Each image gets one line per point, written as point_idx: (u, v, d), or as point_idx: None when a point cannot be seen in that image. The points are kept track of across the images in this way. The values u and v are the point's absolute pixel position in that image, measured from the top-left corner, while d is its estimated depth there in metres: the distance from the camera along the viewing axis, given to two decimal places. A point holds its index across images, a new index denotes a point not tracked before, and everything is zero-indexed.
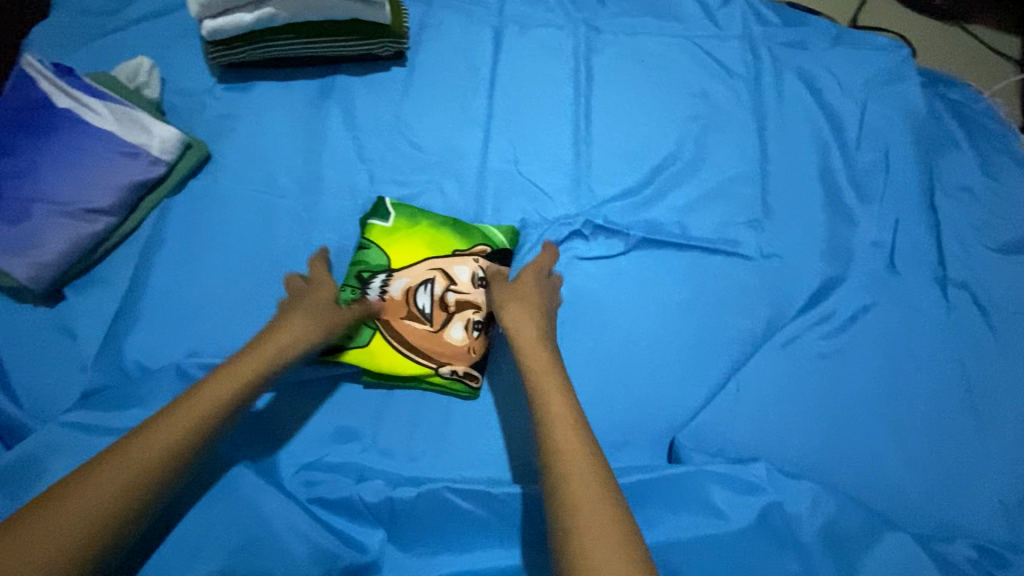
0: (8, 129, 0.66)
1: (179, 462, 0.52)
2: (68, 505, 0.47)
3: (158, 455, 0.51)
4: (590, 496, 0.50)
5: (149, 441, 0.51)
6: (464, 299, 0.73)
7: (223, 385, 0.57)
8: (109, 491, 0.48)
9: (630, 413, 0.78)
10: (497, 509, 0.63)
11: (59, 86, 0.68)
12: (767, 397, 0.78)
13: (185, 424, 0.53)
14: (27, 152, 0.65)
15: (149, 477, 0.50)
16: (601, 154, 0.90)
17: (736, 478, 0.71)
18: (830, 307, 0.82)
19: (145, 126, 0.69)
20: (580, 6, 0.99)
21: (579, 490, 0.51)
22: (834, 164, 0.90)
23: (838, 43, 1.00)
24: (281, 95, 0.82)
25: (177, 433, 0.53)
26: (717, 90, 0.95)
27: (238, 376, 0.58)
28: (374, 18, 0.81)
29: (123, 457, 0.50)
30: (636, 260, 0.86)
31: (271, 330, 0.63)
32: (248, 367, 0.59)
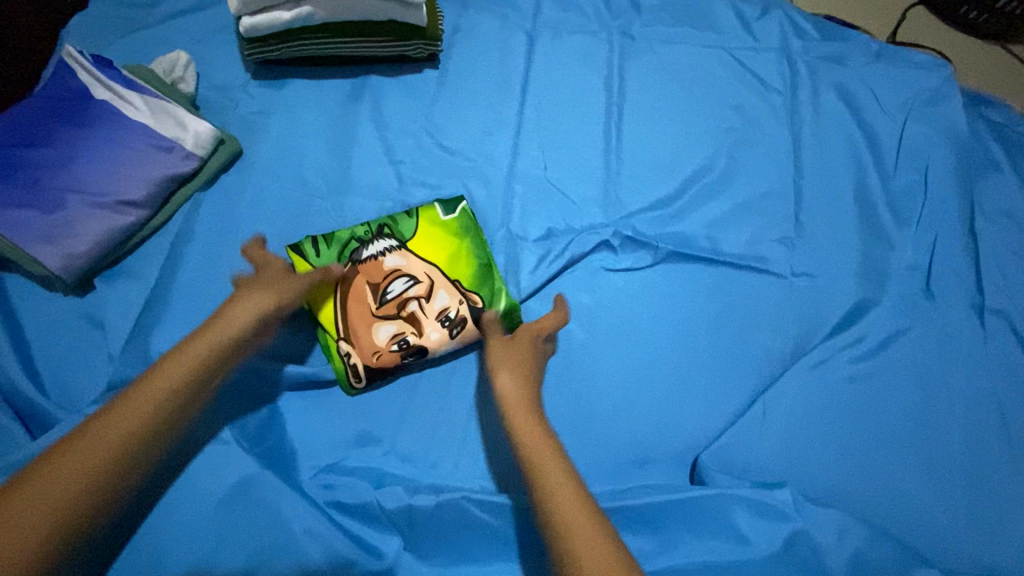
0: (56, 122, 0.70)
1: (149, 440, 0.49)
2: (29, 493, 0.42)
3: (122, 438, 0.47)
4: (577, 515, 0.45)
5: (109, 426, 0.47)
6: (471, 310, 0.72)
7: (188, 360, 0.53)
8: (71, 478, 0.44)
9: (653, 433, 0.73)
10: (510, 519, 0.62)
11: (102, 83, 0.73)
12: (795, 421, 0.74)
13: (148, 407, 0.49)
14: (71, 145, 0.69)
15: (117, 460, 0.46)
16: (634, 161, 0.86)
17: (763, 503, 0.66)
18: (861, 331, 0.80)
19: (181, 122, 0.72)
20: (615, 12, 0.96)
21: (563, 503, 0.46)
22: (871, 184, 0.88)
23: (879, 60, 0.97)
24: (312, 92, 0.82)
25: (138, 414, 0.48)
26: (753, 102, 0.92)
27: (200, 349, 0.54)
28: (409, 19, 0.79)
29: (89, 441, 0.46)
30: (666, 274, 0.81)
31: (226, 307, 0.59)
32: (212, 341, 0.55)
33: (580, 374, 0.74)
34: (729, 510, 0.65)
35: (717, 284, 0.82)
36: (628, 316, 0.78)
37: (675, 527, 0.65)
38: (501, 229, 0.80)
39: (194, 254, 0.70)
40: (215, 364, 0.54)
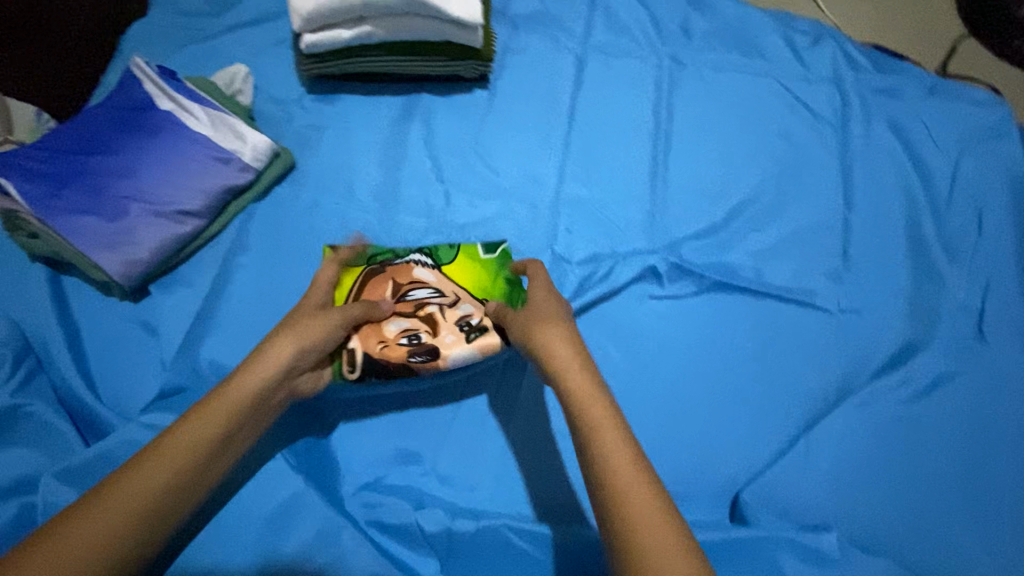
0: (119, 130, 0.72)
1: (193, 483, 0.48)
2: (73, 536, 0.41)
3: (162, 496, 0.46)
4: (639, 492, 0.41)
5: (146, 479, 0.46)
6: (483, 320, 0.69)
7: (230, 401, 0.52)
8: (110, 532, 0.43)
9: (693, 467, 0.72)
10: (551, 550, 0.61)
11: (164, 92, 0.75)
12: (841, 463, 0.72)
13: (178, 461, 0.48)
14: (134, 153, 0.71)
15: (153, 512, 0.46)
16: (679, 188, 0.86)
17: (808, 548, 0.64)
18: (910, 372, 0.78)
19: (239, 134, 0.74)
20: (665, 37, 0.96)
21: (617, 463, 0.42)
22: (922, 220, 0.86)
23: (934, 94, 0.95)
24: (365, 107, 0.84)
25: (177, 471, 0.48)
26: (803, 132, 0.91)
27: (245, 390, 0.53)
28: (464, 41, 0.79)
29: (123, 488, 0.45)
30: (710, 304, 0.80)
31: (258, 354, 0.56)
32: (251, 386, 0.54)
33: (621, 402, 0.74)
34: (772, 553, 0.64)
35: (763, 316, 0.80)
36: (672, 346, 0.77)
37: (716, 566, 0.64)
38: (545, 251, 0.80)
39: (248, 265, 0.71)
40: (256, 405, 0.54)
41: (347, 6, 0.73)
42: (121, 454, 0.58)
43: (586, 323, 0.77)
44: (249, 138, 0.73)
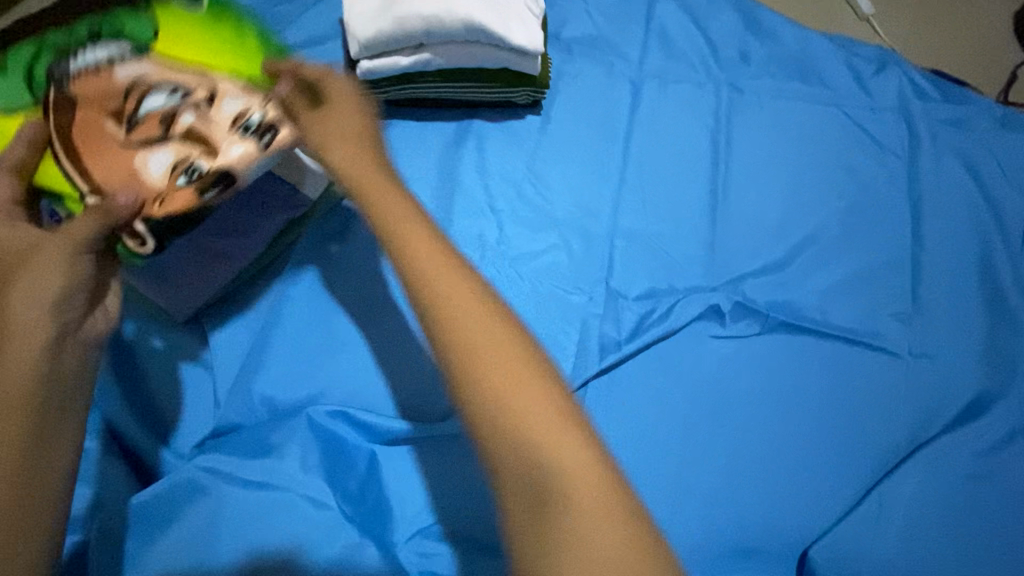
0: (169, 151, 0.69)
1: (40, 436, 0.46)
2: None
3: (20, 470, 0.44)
4: (528, 409, 0.40)
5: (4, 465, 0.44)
6: (199, 138, 0.65)
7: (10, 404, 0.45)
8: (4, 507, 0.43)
9: (757, 520, 0.68)
10: None
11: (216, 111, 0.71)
12: (915, 523, 0.68)
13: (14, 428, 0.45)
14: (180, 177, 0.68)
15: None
16: (738, 221, 0.83)
17: None
18: (988, 424, 0.73)
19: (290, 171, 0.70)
20: (723, 63, 0.93)
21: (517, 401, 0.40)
22: (996, 260, 0.82)
23: (1006, 126, 0.91)
24: (417, 133, 0.82)
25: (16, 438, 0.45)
26: (867, 164, 0.87)
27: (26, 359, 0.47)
28: (521, 68, 0.77)
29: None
30: (773, 346, 0.76)
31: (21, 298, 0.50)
32: (20, 371, 0.46)
33: (680, 450, 0.70)
34: None
35: (827, 360, 0.76)
36: (733, 390, 0.74)
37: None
38: (601, 285, 0.77)
39: (300, 300, 0.70)
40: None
41: (409, 31, 0.72)
42: (185, 499, 0.58)
43: (643, 364, 0.74)
44: (223, 150, 0.64)
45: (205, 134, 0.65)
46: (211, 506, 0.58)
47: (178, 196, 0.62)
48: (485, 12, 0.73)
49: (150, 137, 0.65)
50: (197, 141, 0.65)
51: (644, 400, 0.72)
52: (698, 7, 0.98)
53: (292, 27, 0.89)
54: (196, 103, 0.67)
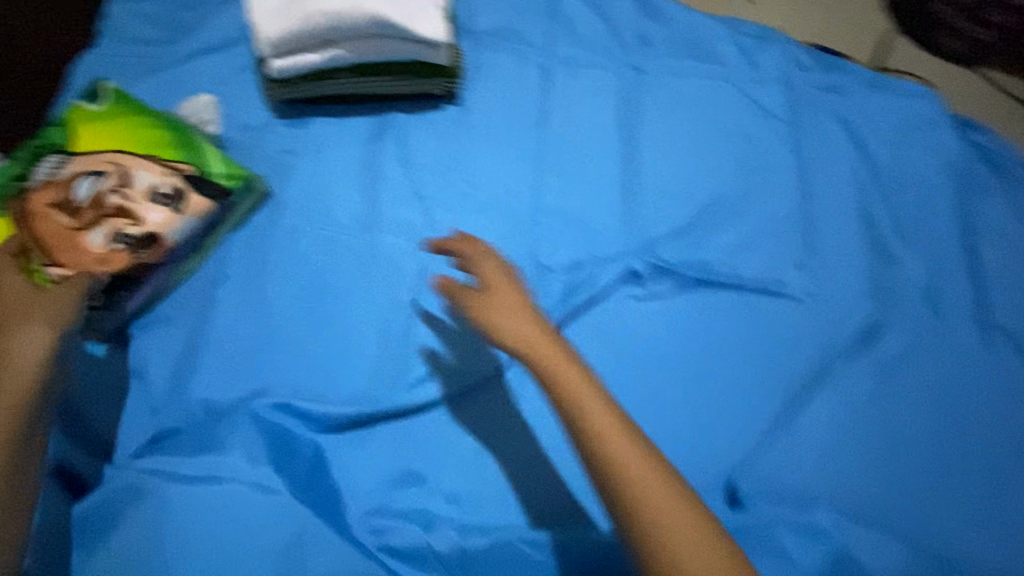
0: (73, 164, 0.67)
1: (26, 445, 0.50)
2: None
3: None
4: (669, 500, 0.59)
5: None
6: (125, 205, 0.65)
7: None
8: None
9: (688, 460, 0.73)
10: (567, 558, 0.62)
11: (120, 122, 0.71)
12: (827, 444, 0.74)
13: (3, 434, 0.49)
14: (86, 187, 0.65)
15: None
16: (651, 190, 0.89)
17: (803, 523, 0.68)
18: (879, 350, 0.83)
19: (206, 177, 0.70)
20: (624, 46, 1.00)
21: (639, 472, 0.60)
22: (873, 207, 0.93)
23: (875, 87, 1.02)
24: (336, 129, 0.83)
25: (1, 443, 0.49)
26: (758, 132, 0.96)
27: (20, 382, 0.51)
28: (430, 59, 0.80)
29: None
30: (689, 302, 0.83)
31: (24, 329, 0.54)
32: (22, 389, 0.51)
33: (614, 404, 0.73)
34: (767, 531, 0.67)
35: (740, 309, 0.83)
36: (657, 346, 0.80)
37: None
38: (529, 260, 0.81)
39: (230, 299, 0.69)
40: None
41: (317, 27, 0.74)
42: (126, 507, 0.57)
43: (575, 329, 0.78)
44: (145, 217, 0.65)
45: (135, 206, 0.66)
46: (151, 509, 0.57)
47: (92, 259, 0.63)
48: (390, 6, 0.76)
49: (66, 221, 0.64)
50: (129, 213, 0.65)
51: (578, 363, 0.75)
52: None
53: (198, 33, 0.88)
54: (107, 169, 0.66)
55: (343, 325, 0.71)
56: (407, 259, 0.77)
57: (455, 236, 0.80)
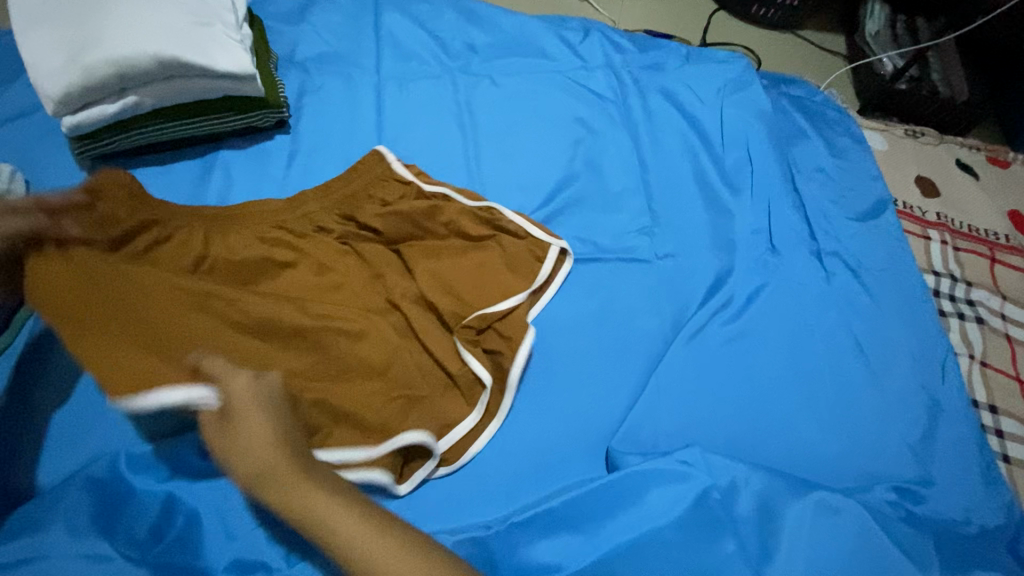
0: None
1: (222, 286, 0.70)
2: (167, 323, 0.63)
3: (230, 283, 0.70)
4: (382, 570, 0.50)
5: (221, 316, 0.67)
6: None
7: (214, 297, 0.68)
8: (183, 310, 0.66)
9: (564, 433, 0.73)
10: None
11: None
12: (689, 389, 0.79)
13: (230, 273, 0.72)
14: None
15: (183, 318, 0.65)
16: (497, 173, 0.93)
17: (678, 476, 0.66)
18: (729, 294, 0.88)
19: None
20: (454, 55, 1.03)
21: None
22: (705, 166, 0.99)
23: (690, 61, 1.11)
24: (160, 178, 0.81)
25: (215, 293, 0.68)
26: (592, 116, 1.01)
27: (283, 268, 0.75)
28: (246, 92, 0.79)
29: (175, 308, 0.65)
30: (579, 274, 0.86)
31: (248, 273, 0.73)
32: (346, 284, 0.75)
33: (545, 325, 0.81)
34: (645, 493, 0.65)
35: (594, 285, 0.86)
36: (553, 326, 0.81)
37: (599, 521, 0.64)
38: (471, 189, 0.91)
39: None
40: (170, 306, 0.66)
41: (103, 81, 0.70)
42: None
43: (566, 225, 0.91)
44: None
45: None
46: None
47: None
48: (173, 45, 0.71)
49: None
50: None
51: None
52: (420, 11, 1.06)
53: None
54: None
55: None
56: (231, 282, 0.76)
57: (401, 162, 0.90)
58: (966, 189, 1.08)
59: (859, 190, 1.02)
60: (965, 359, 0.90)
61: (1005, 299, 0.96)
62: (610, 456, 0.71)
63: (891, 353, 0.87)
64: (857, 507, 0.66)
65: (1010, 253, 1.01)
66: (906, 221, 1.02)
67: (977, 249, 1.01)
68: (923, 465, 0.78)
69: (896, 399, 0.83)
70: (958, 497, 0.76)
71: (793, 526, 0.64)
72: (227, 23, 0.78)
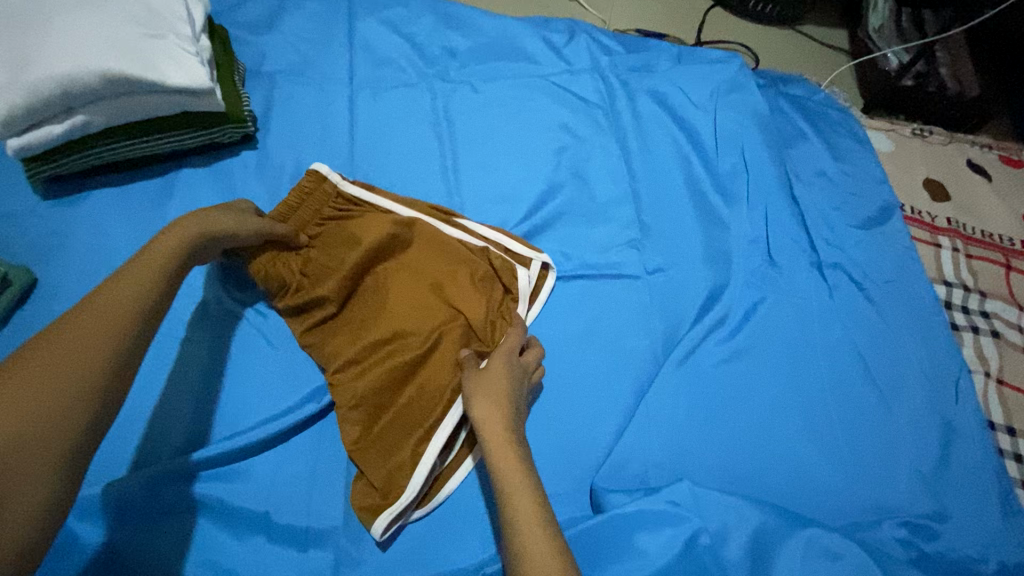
0: None
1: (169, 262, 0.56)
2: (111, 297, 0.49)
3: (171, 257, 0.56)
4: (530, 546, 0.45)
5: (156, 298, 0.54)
6: None
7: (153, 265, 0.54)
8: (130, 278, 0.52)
9: (545, 468, 0.68)
10: None
11: None
12: (681, 416, 0.74)
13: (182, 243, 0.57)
14: None
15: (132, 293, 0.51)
16: (476, 186, 0.88)
17: (666, 518, 0.61)
18: (724, 311, 0.83)
19: None
20: (431, 61, 0.98)
21: None
22: (698, 173, 0.93)
23: (681, 61, 1.05)
24: (117, 199, 0.77)
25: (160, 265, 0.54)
26: (578, 122, 0.96)
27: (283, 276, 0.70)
28: (205, 107, 0.75)
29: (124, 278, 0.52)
30: (563, 292, 0.81)
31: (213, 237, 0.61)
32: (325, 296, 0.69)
33: None
34: (630, 537, 0.60)
35: (580, 304, 0.81)
36: None
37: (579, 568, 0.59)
38: (448, 202, 0.86)
39: None
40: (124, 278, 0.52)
41: (48, 99, 0.66)
42: None
43: (550, 239, 0.85)
44: None
45: None
46: None
47: None
48: (121, 59, 0.67)
49: None
50: None
51: None
52: (396, 15, 1.01)
53: None
54: None
55: (136, 377, 0.65)
56: (190, 305, 0.71)
57: (374, 176, 0.86)
58: (978, 191, 1.02)
59: (864, 194, 0.96)
60: (981, 377, 0.84)
61: (1023, 309, 0.90)
62: (594, 494, 0.66)
63: (900, 372, 0.81)
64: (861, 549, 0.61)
65: None
66: (914, 227, 0.96)
67: (991, 256, 0.94)
68: (935, 496, 0.72)
69: (906, 422, 0.77)
70: (975, 531, 0.70)
71: (788, 571, 0.59)
72: (183, 34, 0.73)
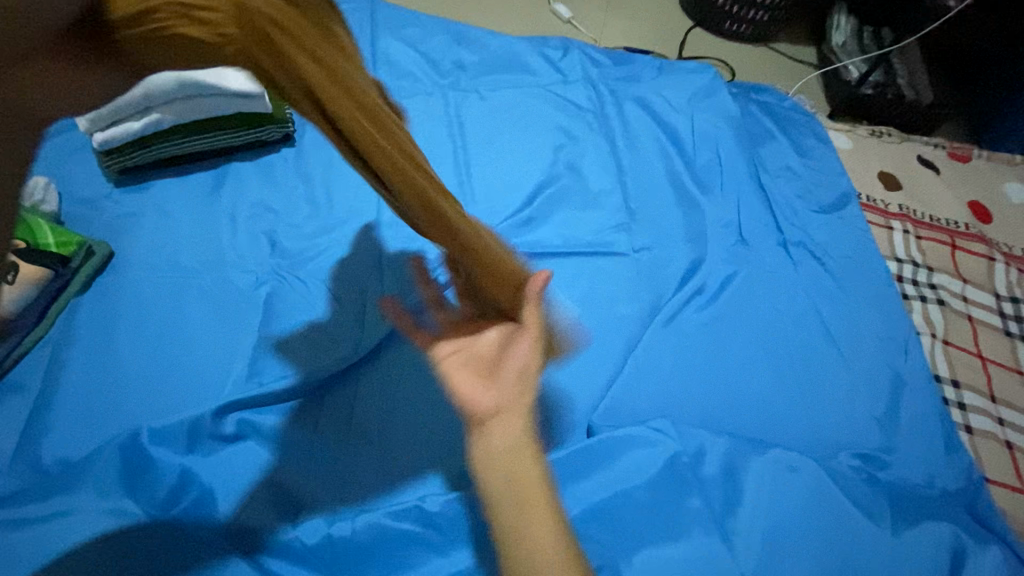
0: None
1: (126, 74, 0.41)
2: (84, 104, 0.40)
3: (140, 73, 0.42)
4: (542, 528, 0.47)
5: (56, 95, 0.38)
6: None
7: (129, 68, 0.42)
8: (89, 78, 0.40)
9: (547, 409, 0.79)
10: (438, 524, 0.67)
11: None
12: (664, 368, 0.85)
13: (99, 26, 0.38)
14: None
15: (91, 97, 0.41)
16: (484, 177, 1.01)
17: (650, 441, 0.72)
18: (701, 282, 0.95)
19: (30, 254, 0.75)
20: (444, 73, 1.12)
21: None
22: (678, 167, 1.07)
23: (663, 72, 1.20)
24: (178, 188, 0.90)
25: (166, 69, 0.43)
26: (572, 124, 1.09)
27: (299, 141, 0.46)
28: (256, 108, 0.89)
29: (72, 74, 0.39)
30: (561, 266, 0.94)
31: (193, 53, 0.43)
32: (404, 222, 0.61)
33: None
34: (620, 457, 0.71)
35: (576, 276, 0.93)
36: None
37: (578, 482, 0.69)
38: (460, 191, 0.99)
39: (76, 359, 0.73)
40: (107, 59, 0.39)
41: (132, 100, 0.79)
42: None
43: (549, 222, 0.98)
44: None
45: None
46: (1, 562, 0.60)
47: None
48: None
49: None
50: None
51: None
52: (413, 34, 1.16)
53: None
54: None
55: (203, 331, 0.77)
56: (242, 273, 0.83)
57: None
58: (927, 183, 1.15)
59: (825, 184, 1.09)
60: (929, 338, 0.96)
61: (966, 282, 1.02)
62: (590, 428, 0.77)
63: (856, 333, 0.93)
64: (816, 466, 0.72)
65: (970, 240, 1.07)
66: (870, 213, 1.09)
67: (938, 237, 1.07)
68: (886, 434, 0.83)
69: (861, 374, 0.88)
70: (921, 463, 0.81)
71: (754, 483, 0.70)
72: None
